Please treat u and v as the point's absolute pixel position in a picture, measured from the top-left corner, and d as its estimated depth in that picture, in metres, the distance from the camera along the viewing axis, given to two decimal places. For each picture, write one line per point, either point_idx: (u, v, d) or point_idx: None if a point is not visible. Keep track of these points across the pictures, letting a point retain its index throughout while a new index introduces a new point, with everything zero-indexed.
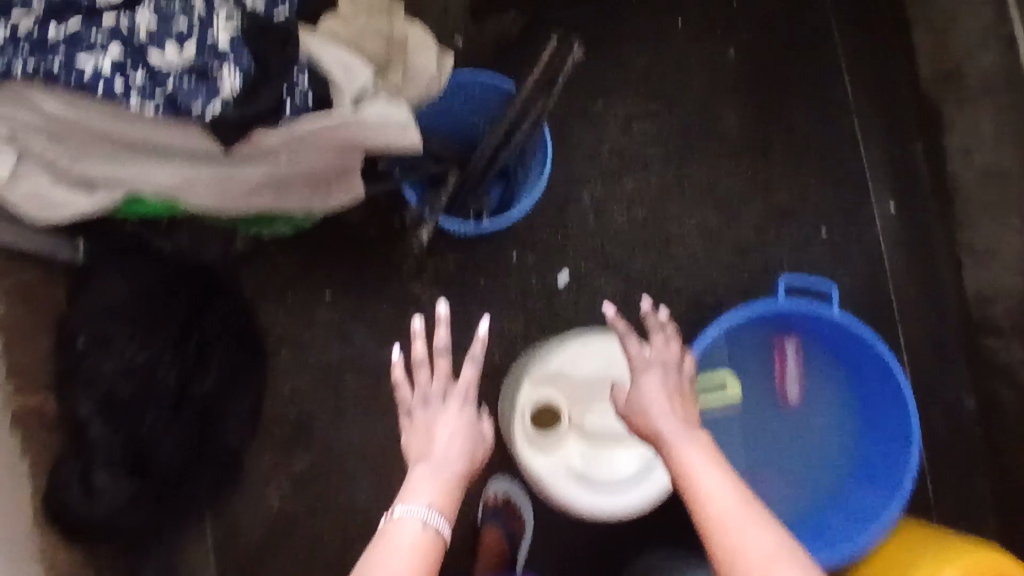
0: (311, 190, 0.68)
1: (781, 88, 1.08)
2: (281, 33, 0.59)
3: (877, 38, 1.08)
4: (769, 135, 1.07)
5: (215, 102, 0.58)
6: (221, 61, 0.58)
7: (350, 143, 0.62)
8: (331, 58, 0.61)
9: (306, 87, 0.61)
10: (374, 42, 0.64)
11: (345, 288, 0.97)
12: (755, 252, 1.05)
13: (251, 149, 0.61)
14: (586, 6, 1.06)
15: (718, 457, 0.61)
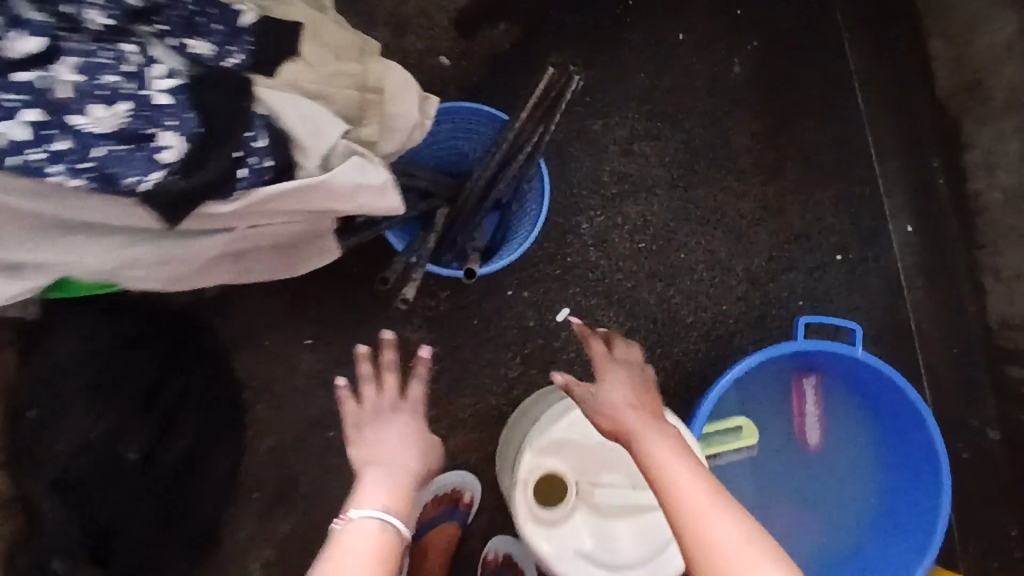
0: (278, 259, 0.61)
1: (792, 102, 1.17)
2: (220, 83, 0.52)
3: (888, 41, 1.17)
4: (781, 157, 1.16)
5: (155, 175, 0.50)
6: (161, 127, 0.51)
7: (320, 209, 0.55)
8: (293, 115, 0.54)
9: (263, 154, 0.53)
10: (342, 91, 0.58)
11: (326, 334, 1.03)
12: (767, 284, 1.13)
13: (203, 223, 0.53)
14: (580, 17, 1.13)
15: (685, 450, 0.65)
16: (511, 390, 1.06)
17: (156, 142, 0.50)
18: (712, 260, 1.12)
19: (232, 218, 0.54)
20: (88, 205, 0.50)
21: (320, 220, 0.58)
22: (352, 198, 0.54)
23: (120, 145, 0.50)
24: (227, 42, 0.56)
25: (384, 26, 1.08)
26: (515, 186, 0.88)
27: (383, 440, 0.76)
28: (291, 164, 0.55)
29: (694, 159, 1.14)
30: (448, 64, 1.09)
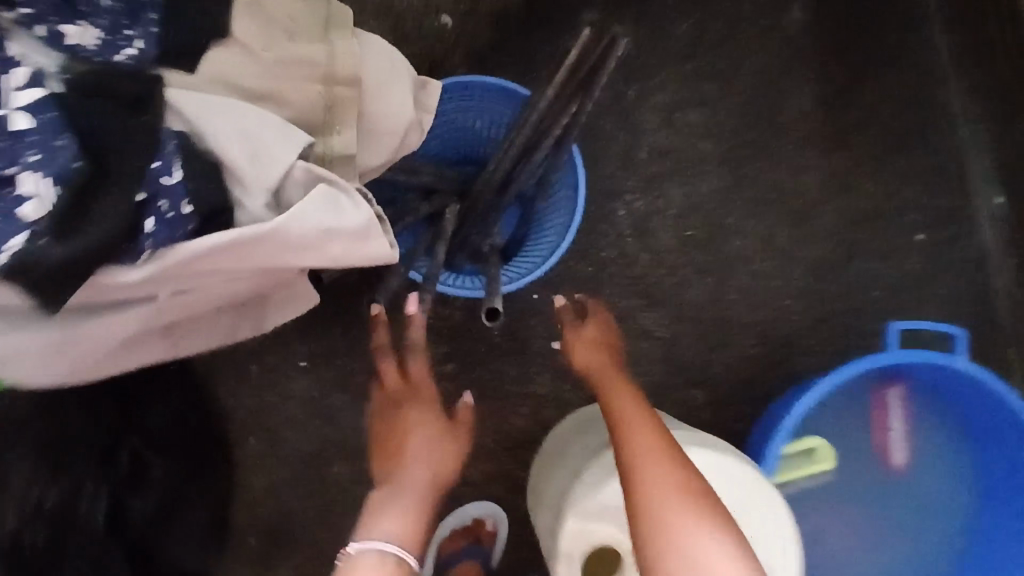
0: (226, 315, 0.46)
1: (862, 55, 0.99)
2: (118, 88, 0.37)
3: None
4: (850, 122, 0.98)
5: (15, 238, 0.34)
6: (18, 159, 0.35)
7: (276, 265, 0.39)
8: (226, 125, 0.39)
9: (183, 199, 0.38)
10: (305, 85, 0.45)
11: (323, 354, 0.88)
12: (835, 274, 0.97)
13: (108, 295, 0.38)
14: None
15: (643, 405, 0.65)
16: (540, 410, 0.91)
17: (14, 187, 0.35)
18: (770, 246, 0.96)
19: (151, 286, 0.38)
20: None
21: (280, 274, 0.43)
22: (321, 247, 0.39)
23: None
24: (120, 24, 0.39)
25: None
26: (541, 178, 0.73)
27: (397, 438, 0.64)
28: (230, 206, 0.39)
29: (748, 128, 0.96)
30: (450, 24, 0.90)
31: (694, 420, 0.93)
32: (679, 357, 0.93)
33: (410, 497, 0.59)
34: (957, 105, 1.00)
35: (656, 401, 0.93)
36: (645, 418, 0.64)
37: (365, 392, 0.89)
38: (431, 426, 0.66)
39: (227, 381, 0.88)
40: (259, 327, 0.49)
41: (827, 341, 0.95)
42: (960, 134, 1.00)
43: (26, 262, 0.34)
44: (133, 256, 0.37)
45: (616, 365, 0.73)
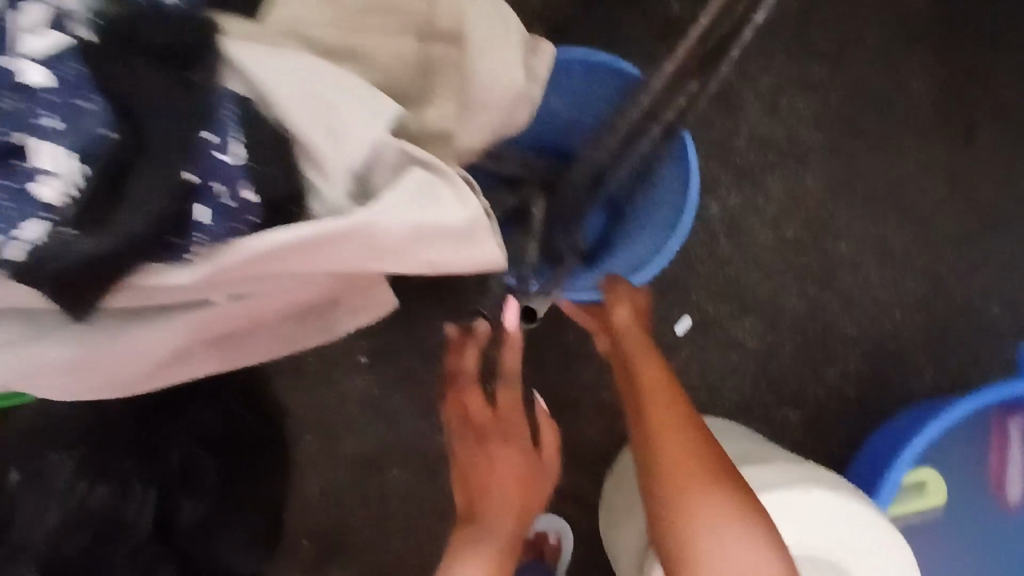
0: (292, 327, 0.40)
1: (998, 37, 0.86)
2: (168, 38, 0.30)
3: None
4: (979, 112, 0.86)
5: (32, 223, 0.27)
6: (34, 124, 0.27)
7: (348, 265, 0.31)
8: (289, 80, 0.31)
9: (239, 176, 0.30)
10: (392, 42, 0.37)
11: (384, 351, 0.82)
12: (955, 284, 0.85)
13: (145, 299, 0.31)
14: None
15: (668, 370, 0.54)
16: (614, 421, 0.83)
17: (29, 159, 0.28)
18: (882, 251, 0.85)
19: (200, 290, 0.31)
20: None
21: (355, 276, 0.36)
22: (415, 249, 0.32)
23: None
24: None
25: None
26: (640, 171, 0.66)
27: (479, 475, 0.55)
28: (300, 194, 0.31)
29: (863, 117, 0.85)
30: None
31: (786, 442, 0.83)
32: (772, 371, 0.84)
33: (494, 551, 0.50)
34: None
35: (745, 419, 0.84)
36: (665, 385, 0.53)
37: (429, 393, 0.82)
38: (519, 465, 0.56)
39: (282, 377, 0.81)
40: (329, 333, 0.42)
41: (943, 358, 0.84)
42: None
43: (47, 257, 0.27)
44: (178, 254, 0.29)
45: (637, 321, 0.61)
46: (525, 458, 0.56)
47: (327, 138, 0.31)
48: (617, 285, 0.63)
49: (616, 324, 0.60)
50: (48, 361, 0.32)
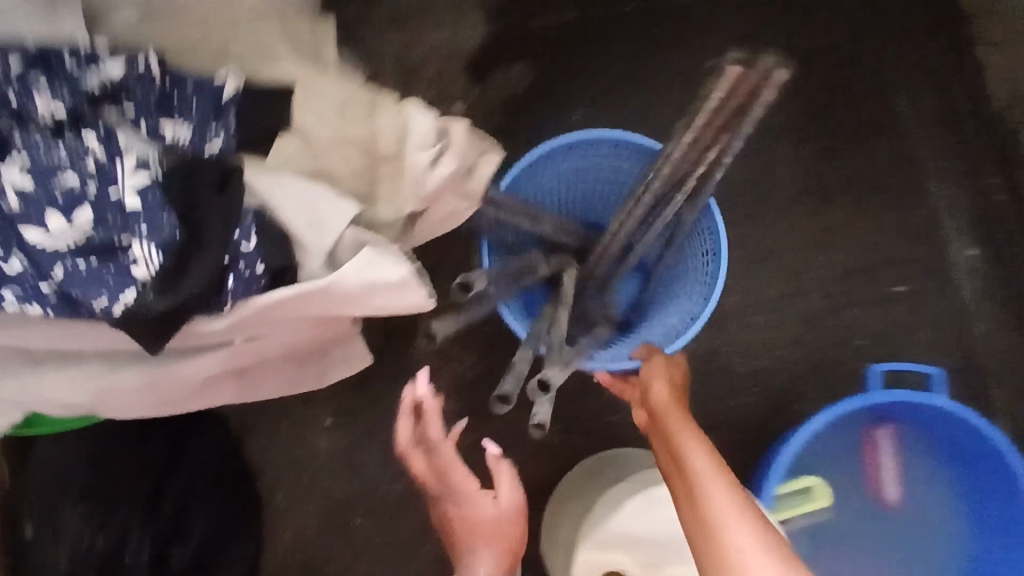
0: (292, 367, 0.55)
1: (838, 127, 1.08)
2: (211, 172, 0.45)
3: (936, 58, 1.09)
4: (829, 186, 1.06)
5: (129, 289, 0.42)
6: (130, 230, 0.43)
7: (339, 308, 0.47)
8: (290, 200, 0.48)
9: (260, 259, 0.45)
10: (355, 164, 0.54)
11: (348, 412, 0.94)
12: (824, 324, 1.03)
13: (197, 341, 0.47)
14: (602, 49, 1.03)
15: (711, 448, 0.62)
16: (553, 461, 0.95)
17: (127, 253, 0.43)
18: (764, 302, 1.03)
19: (231, 333, 0.47)
20: (47, 330, 0.44)
21: (337, 322, 0.52)
22: (376, 296, 0.47)
23: (83, 258, 0.43)
24: (201, 126, 0.50)
25: (387, 75, 0.99)
26: (668, 241, 0.82)
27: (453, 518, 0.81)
28: (290, 266, 0.46)
29: (735, 195, 1.05)
30: (461, 111, 0.99)
31: None
32: None
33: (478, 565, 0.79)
34: (927, 169, 1.08)
35: None
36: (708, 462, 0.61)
37: (388, 446, 0.94)
38: (472, 503, 0.79)
39: (257, 440, 0.93)
40: (320, 378, 0.58)
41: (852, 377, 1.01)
42: (933, 194, 1.07)
43: (139, 315, 0.42)
44: (218, 307, 0.45)
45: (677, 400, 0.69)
46: (475, 496, 0.79)
47: (310, 230, 0.47)
48: (649, 357, 0.74)
49: (650, 398, 0.70)
50: (119, 386, 0.47)
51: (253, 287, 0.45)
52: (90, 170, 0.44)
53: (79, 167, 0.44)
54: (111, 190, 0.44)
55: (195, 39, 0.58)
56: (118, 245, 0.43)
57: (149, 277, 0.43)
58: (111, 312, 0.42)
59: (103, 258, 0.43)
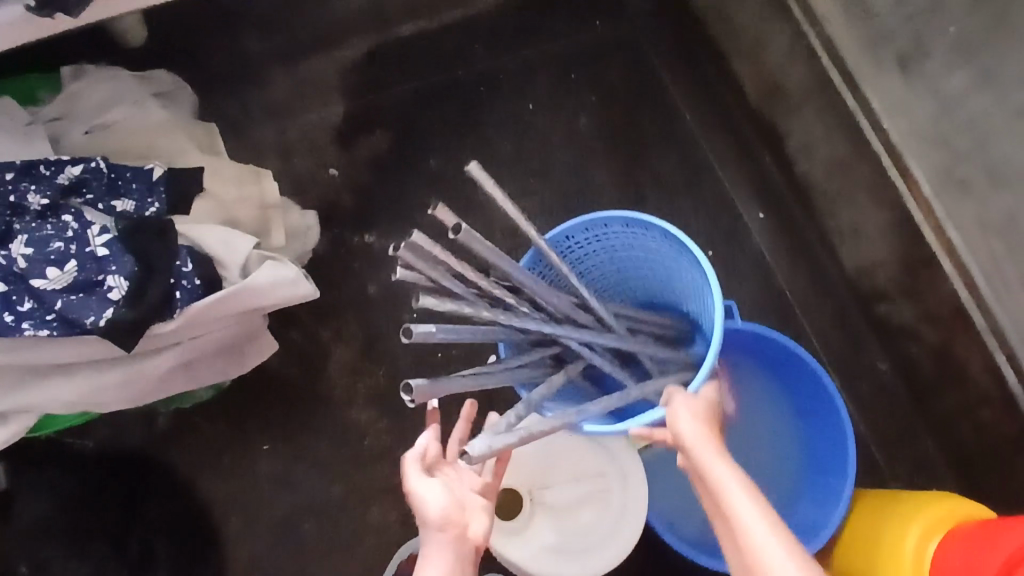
0: (222, 360, 0.90)
1: (640, 137, 1.30)
2: (156, 226, 0.80)
3: (701, 64, 1.32)
4: (641, 182, 1.29)
5: (108, 309, 0.76)
6: (106, 271, 0.77)
7: (247, 304, 0.82)
8: (212, 237, 0.83)
9: (192, 272, 0.80)
10: (247, 212, 0.91)
11: (281, 439, 1.10)
12: None
13: (154, 341, 0.81)
14: (438, 107, 1.25)
15: (751, 486, 0.71)
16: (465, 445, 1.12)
17: (103, 284, 0.77)
18: None
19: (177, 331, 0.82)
20: (60, 347, 0.78)
21: (243, 321, 0.88)
22: (269, 292, 0.83)
23: (75, 294, 0.76)
24: (143, 198, 0.83)
25: (270, 157, 1.20)
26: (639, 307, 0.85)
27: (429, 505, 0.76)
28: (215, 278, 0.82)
29: (566, 204, 1.27)
30: (336, 175, 1.20)
31: None
32: None
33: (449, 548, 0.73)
34: (716, 156, 1.30)
35: None
36: (756, 511, 0.69)
37: (318, 462, 1.10)
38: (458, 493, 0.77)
39: (205, 476, 1.10)
40: (243, 364, 0.93)
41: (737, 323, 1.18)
42: (723, 179, 1.30)
43: (114, 321, 0.76)
44: (170, 311, 0.79)
45: (710, 439, 0.74)
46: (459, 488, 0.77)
47: (225, 252, 0.83)
48: (671, 407, 0.76)
49: (678, 432, 0.74)
50: (112, 380, 0.81)
51: (195, 298, 0.80)
52: (71, 241, 0.77)
53: (62, 237, 0.77)
54: (87, 249, 0.77)
55: (128, 146, 0.87)
56: (96, 282, 0.77)
57: (119, 297, 0.77)
58: (98, 324, 0.76)
59: (86, 293, 0.77)
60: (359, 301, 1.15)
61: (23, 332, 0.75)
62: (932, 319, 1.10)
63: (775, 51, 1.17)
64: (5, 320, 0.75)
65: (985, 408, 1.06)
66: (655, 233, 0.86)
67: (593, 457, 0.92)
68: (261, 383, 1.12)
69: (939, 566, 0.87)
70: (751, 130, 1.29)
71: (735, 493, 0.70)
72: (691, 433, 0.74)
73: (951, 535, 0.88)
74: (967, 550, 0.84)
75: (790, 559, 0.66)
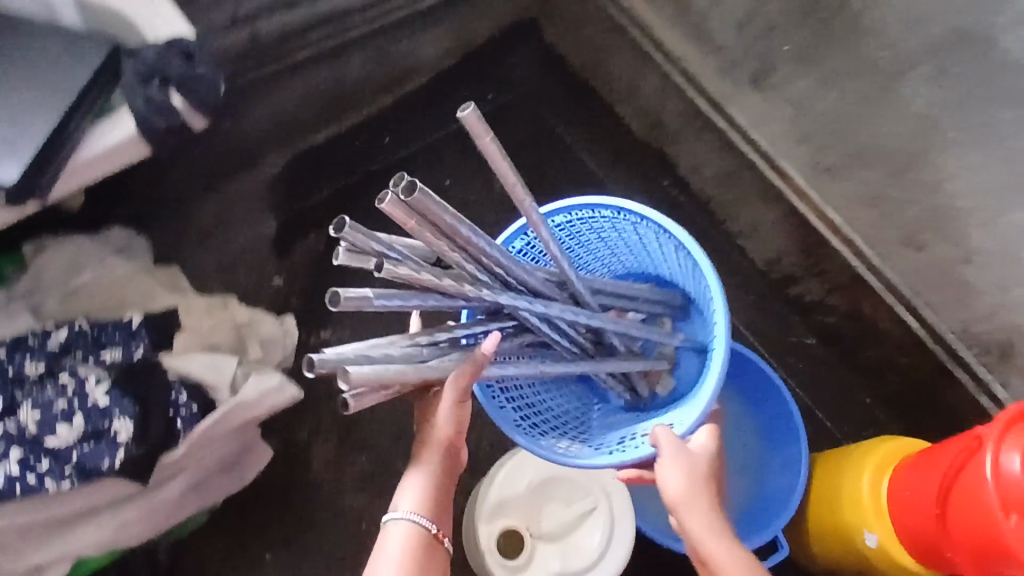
0: (225, 473, 0.99)
1: (548, 189, 1.44)
2: (148, 365, 0.88)
3: (590, 112, 1.46)
4: None
5: (120, 450, 0.83)
6: (111, 417, 0.84)
7: (241, 416, 0.92)
8: (199, 366, 0.90)
9: (187, 399, 0.88)
10: (226, 334, 0.99)
11: (282, 543, 1.14)
12: None
13: (163, 471, 0.89)
14: (364, 202, 1.36)
15: (737, 551, 0.76)
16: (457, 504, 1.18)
17: (110, 429, 0.84)
18: None
19: (182, 455, 0.89)
20: (80, 496, 0.84)
21: (240, 434, 0.96)
22: (261, 402, 0.93)
23: (86, 444, 0.83)
24: (128, 343, 0.89)
25: (216, 279, 1.27)
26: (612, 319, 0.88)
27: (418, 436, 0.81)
28: (210, 400, 0.90)
29: None
30: (281, 283, 1.30)
31: None
32: None
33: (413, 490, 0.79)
34: (620, 191, 1.45)
35: None
36: None
37: (323, 556, 1.13)
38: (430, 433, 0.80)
39: None
40: (245, 475, 1.01)
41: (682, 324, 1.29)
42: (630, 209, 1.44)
43: (128, 458, 0.83)
44: (176, 437, 0.87)
45: (702, 502, 0.78)
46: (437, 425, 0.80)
47: (214, 376, 0.91)
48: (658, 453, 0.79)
49: (668, 492, 0.79)
50: (132, 514, 0.88)
51: (195, 422, 0.88)
52: (73, 398, 0.84)
53: (64, 394, 0.84)
54: (89, 402, 0.84)
55: (100, 305, 0.94)
56: (103, 429, 0.84)
57: (126, 437, 0.84)
58: (114, 465, 0.83)
59: (96, 441, 0.84)
60: (328, 395, 1.20)
61: (46, 488, 0.81)
62: (837, 290, 1.25)
63: (650, 92, 1.34)
64: (28, 482, 0.80)
65: (903, 354, 1.20)
66: (657, 226, 0.92)
67: (576, 479, 1.00)
68: (253, 494, 1.16)
69: (892, 501, 0.99)
70: (647, 163, 1.43)
71: (720, 558, 0.76)
72: (677, 493, 0.78)
73: (896, 473, 1.00)
74: (911, 483, 0.96)
75: None
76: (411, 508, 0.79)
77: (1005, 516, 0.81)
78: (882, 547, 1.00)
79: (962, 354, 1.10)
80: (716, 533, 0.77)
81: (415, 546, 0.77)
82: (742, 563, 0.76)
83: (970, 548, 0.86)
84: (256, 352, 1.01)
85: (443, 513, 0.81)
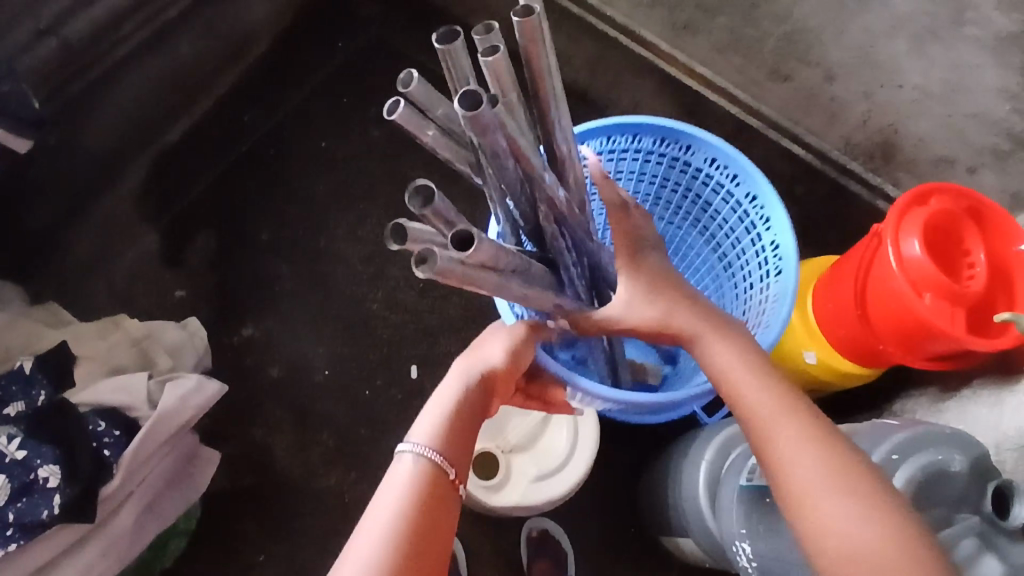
0: (176, 490, 0.97)
1: None
2: (55, 408, 0.85)
3: None
4: None
5: (55, 496, 0.80)
6: (36, 466, 0.81)
7: (170, 426, 0.90)
8: (110, 392, 0.88)
9: (107, 427, 0.86)
10: (129, 352, 0.97)
11: (270, 539, 1.13)
12: None
13: (107, 503, 0.86)
14: (240, 188, 1.27)
15: (750, 363, 0.65)
16: None
17: (38, 479, 0.81)
18: None
19: (122, 483, 0.87)
20: (30, 553, 0.82)
21: (174, 446, 0.94)
22: (187, 406, 0.91)
23: (18, 501, 0.80)
24: (28, 392, 0.86)
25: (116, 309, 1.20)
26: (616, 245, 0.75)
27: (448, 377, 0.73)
28: (131, 423, 0.88)
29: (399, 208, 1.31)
30: (184, 293, 1.22)
31: None
32: None
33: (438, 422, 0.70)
34: None
35: None
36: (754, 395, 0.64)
37: (314, 541, 1.12)
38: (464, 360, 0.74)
39: None
40: (198, 486, 1.00)
41: None
42: None
43: (66, 502, 0.81)
44: (108, 467, 0.85)
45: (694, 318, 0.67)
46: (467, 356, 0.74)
47: (127, 397, 0.89)
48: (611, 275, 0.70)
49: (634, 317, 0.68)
50: (92, 556, 0.85)
51: (124, 447, 0.86)
52: None
53: None
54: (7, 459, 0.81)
55: None
56: (31, 481, 0.81)
57: (58, 481, 0.81)
58: (54, 513, 0.80)
59: (28, 495, 0.81)
60: (269, 388, 1.19)
61: None
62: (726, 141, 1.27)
63: None
64: None
65: (798, 183, 1.23)
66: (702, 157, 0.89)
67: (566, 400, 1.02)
68: (226, 504, 1.14)
69: (820, 316, 1.05)
70: None
71: (732, 373, 0.65)
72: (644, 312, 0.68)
73: (817, 295, 1.05)
74: (831, 293, 1.02)
75: (784, 442, 0.62)
76: (427, 442, 0.68)
77: (919, 297, 0.86)
78: (822, 361, 1.06)
79: (853, 169, 1.15)
80: (724, 350, 0.66)
81: (424, 479, 0.66)
82: (765, 376, 0.65)
83: (899, 337, 0.92)
84: (167, 363, 0.99)
85: (461, 452, 0.70)
